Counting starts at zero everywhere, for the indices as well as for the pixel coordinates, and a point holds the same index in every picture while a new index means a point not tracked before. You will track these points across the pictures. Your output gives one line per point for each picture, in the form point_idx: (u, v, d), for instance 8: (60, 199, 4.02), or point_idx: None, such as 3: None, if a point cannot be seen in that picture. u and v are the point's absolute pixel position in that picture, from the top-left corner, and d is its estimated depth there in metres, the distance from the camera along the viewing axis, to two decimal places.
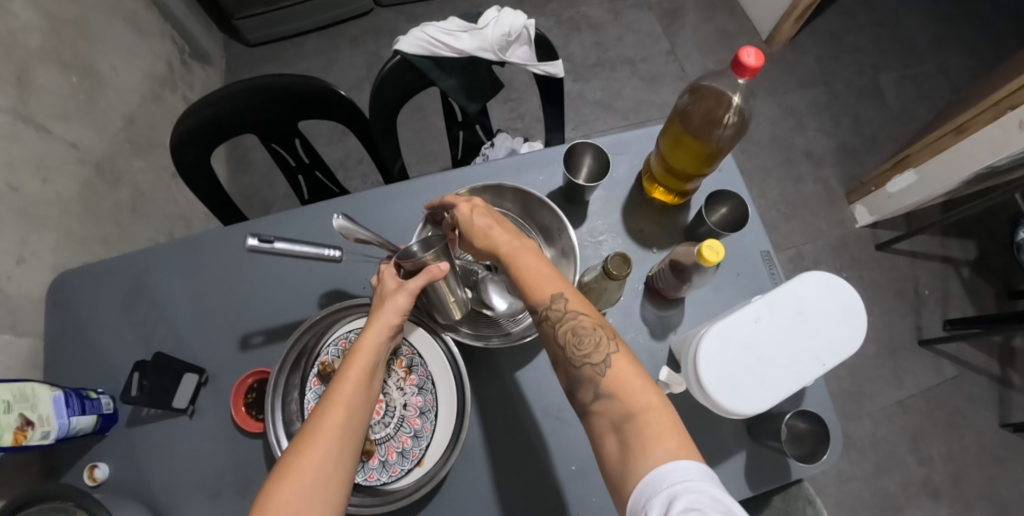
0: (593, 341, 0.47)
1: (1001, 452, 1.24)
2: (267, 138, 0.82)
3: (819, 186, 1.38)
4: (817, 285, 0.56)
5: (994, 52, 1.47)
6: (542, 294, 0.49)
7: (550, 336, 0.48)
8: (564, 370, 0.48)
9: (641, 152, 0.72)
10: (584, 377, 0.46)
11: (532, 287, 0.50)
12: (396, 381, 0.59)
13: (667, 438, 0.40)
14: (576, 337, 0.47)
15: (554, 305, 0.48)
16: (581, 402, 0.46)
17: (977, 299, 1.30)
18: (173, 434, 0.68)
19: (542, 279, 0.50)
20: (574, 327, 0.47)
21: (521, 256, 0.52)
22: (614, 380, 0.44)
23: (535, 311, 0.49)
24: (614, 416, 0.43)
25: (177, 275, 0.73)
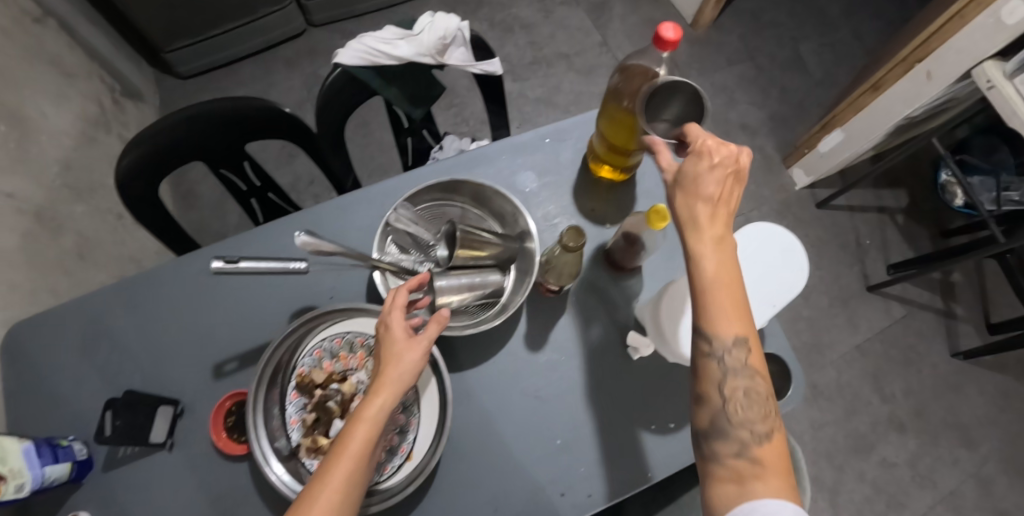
0: (756, 412, 0.46)
1: (953, 379, 1.34)
2: (215, 165, 0.82)
3: (756, 154, 1.45)
4: (758, 234, 0.60)
5: (897, 15, 1.59)
6: (728, 333, 0.47)
7: (713, 378, 0.48)
8: (710, 410, 0.48)
9: (583, 137, 0.76)
10: (730, 427, 0.46)
11: (722, 321, 0.47)
12: None
13: (788, 496, 0.42)
14: (745, 397, 0.47)
15: (733, 352, 0.47)
16: (712, 442, 0.47)
17: (914, 242, 1.40)
18: (153, 472, 0.67)
19: (736, 315, 0.47)
20: (745, 386, 0.47)
21: (722, 270, 0.47)
22: (764, 448, 0.45)
23: (708, 343, 0.48)
24: (743, 474, 0.44)
25: (140, 311, 0.72)
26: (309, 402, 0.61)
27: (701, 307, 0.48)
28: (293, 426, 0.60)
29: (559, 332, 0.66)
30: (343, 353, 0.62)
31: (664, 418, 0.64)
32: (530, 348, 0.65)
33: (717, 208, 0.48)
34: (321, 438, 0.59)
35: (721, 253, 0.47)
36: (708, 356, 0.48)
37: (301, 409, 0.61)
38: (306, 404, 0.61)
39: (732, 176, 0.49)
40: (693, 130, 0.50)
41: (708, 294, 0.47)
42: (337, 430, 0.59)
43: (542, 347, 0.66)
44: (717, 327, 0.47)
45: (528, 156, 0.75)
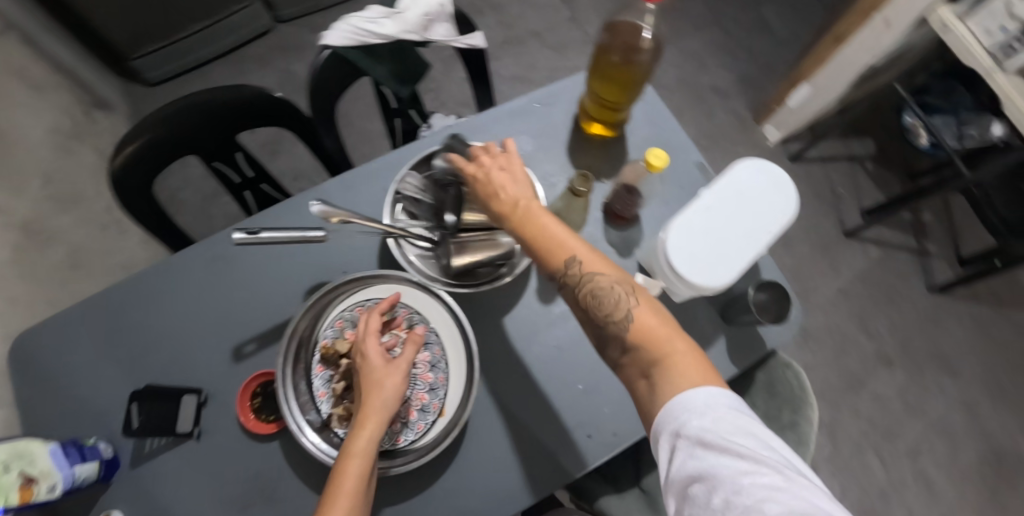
0: (614, 300, 0.51)
1: (931, 312, 1.41)
2: (209, 158, 0.82)
3: (730, 115, 1.50)
4: (748, 169, 0.65)
5: None
6: (561, 261, 0.53)
7: (575, 301, 0.53)
8: (591, 330, 0.53)
9: (572, 99, 0.78)
10: (609, 332, 0.51)
11: (551, 255, 0.53)
12: None
13: (692, 373, 0.46)
14: (597, 298, 0.51)
15: (571, 269, 0.52)
16: (612, 359, 0.52)
17: (885, 187, 1.46)
18: (183, 462, 0.67)
19: (557, 241, 0.54)
20: (595, 292, 0.51)
21: (528, 215, 0.55)
22: (638, 331, 0.49)
23: (556, 278, 0.53)
24: (641, 366, 0.48)
25: (149, 306, 0.72)
26: (335, 372, 0.62)
27: (535, 254, 0.55)
28: (323, 398, 0.61)
29: None
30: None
31: None
32: (543, 301, 0.68)
33: (497, 179, 0.57)
34: (351, 404, 0.60)
35: (525, 201, 0.56)
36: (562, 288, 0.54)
37: (328, 381, 0.62)
38: (333, 375, 0.62)
39: (503, 165, 0.58)
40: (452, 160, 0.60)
41: (530, 240, 0.54)
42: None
43: (555, 299, 0.68)
44: (551, 262, 0.53)
45: (520, 121, 0.77)
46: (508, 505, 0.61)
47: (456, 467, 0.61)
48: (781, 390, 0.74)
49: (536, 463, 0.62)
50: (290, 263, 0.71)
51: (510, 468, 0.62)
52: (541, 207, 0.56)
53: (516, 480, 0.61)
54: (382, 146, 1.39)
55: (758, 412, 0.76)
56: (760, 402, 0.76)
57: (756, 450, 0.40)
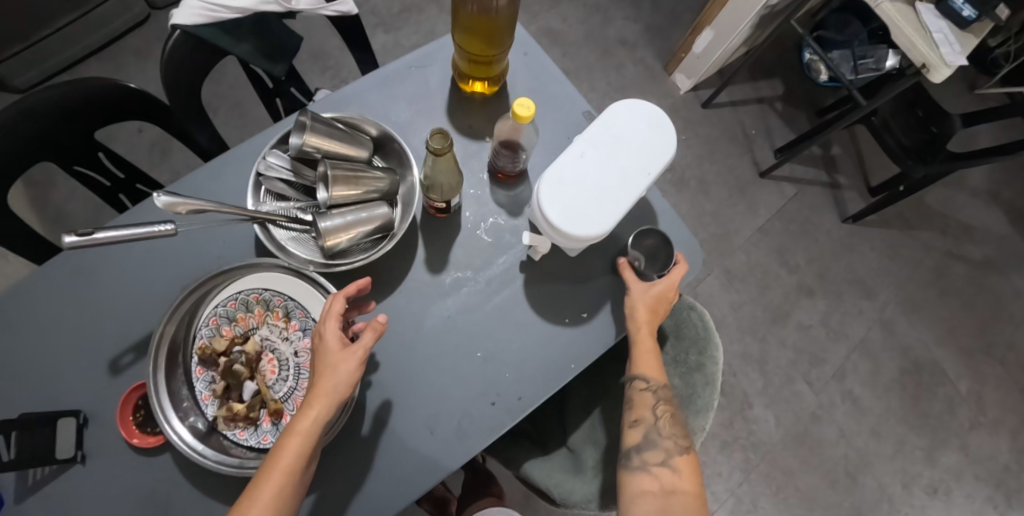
0: (676, 438, 0.65)
1: (845, 240, 1.48)
2: (66, 163, 0.74)
3: (639, 66, 1.50)
4: (619, 115, 0.65)
5: None
6: (657, 377, 0.66)
7: (648, 405, 0.65)
8: (643, 428, 0.65)
9: (445, 59, 0.75)
10: (659, 447, 0.64)
11: (653, 369, 0.65)
12: (279, 333, 0.60)
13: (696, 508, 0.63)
14: (669, 419, 0.65)
15: (658, 392, 0.66)
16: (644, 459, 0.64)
17: (793, 124, 1.51)
18: (69, 488, 0.63)
19: (660, 372, 0.66)
20: (669, 414, 0.65)
21: (651, 338, 0.66)
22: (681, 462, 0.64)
23: (639, 380, 0.66)
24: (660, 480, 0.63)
25: (8, 330, 0.66)
26: (216, 373, 0.59)
27: (636, 357, 0.66)
28: (206, 401, 0.58)
29: (459, 250, 0.67)
30: (241, 315, 0.60)
31: (577, 309, 0.68)
32: (433, 272, 0.66)
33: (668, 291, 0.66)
34: (236, 404, 0.57)
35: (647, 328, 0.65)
36: (642, 390, 0.66)
37: (209, 383, 0.58)
38: (214, 376, 0.59)
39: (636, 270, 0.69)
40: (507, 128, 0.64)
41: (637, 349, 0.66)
42: (251, 392, 0.58)
43: (445, 268, 0.66)
44: (645, 366, 0.65)
45: (393, 89, 0.73)
46: (422, 483, 0.60)
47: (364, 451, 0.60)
48: (686, 333, 0.76)
49: (442, 436, 0.61)
50: (161, 267, 0.66)
51: (416, 444, 0.61)
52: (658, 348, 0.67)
53: (422, 456, 0.61)
54: None
55: (666, 357, 0.77)
56: (668, 347, 0.77)
57: None
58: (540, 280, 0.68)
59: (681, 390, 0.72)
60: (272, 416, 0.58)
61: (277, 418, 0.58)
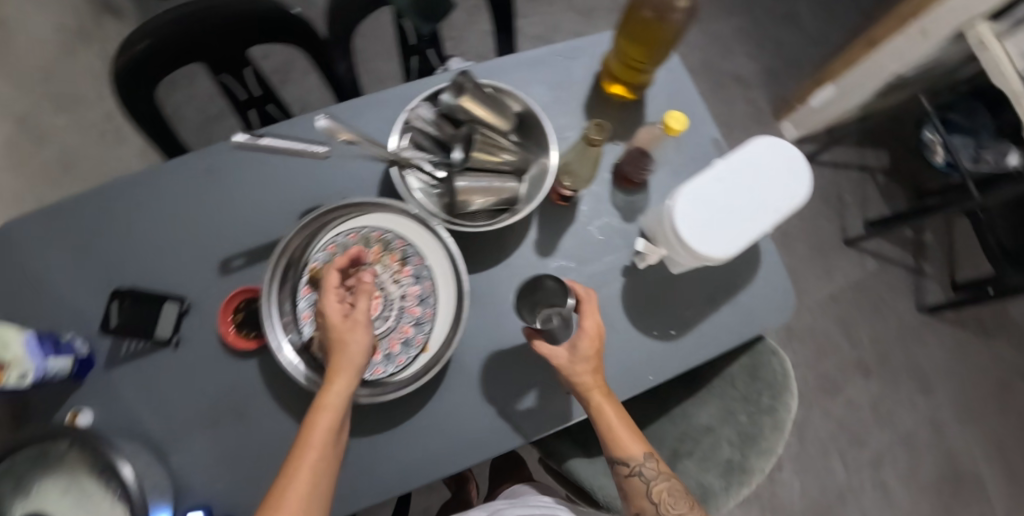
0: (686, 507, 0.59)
1: (916, 329, 1.42)
2: (216, 68, 0.80)
3: (749, 106, 1.48)
4: (764, 149, 0.64)
5: None
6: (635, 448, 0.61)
7: (644, 490, 0.61)
8: None
9: (595, 57, 0.77)
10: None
11: (630, 443, 0.61)
12: (390, 274, 0.61)
13: None
14: (669, 495, 0.60)
15: (646, 462, 0.61)
16: None
17: (890, 199, 1.46)
18: (159, 367, 0.66)
19: (634, 440, 0.61)
20: (669, 488, 0.60)
21: (608, 407, 0.61)
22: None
23: (624, 463, 0.61)
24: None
25: (139, 209, 0.70)
26: None
27: (607, 439, 0.61)
28: (306, 320, 0.60)
29: (570, 239, 0.70)
30: (357, 248, 0.62)
31: (666, 325, 0.70)
32: (541, 255, 0.68)
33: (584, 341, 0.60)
34: None
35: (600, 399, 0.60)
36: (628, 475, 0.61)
37: (312, 305, 0.61)
38: (318, 299, 0.61)
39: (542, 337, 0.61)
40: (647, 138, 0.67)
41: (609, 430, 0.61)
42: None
43: (553, 254, 0.69)
44: (623, 445, 0.61)
45: (540, 71, 0.76)
46: (487, 450, 0.61)
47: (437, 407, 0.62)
48: (763, 375, 0.74)
49: (515, 411, 0.62)
50: (284, 185, 0.69)
51: (489, 413, 0.62)
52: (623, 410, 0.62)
53: (494, 425, 0.62)
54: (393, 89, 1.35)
55: (737, 393, 0.76)
56: (740, 384, 0.76)
57: None
58: (636, 287, 0.70)
59: (746, 427, 0.72)
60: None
61: (370, 354, 0.59)
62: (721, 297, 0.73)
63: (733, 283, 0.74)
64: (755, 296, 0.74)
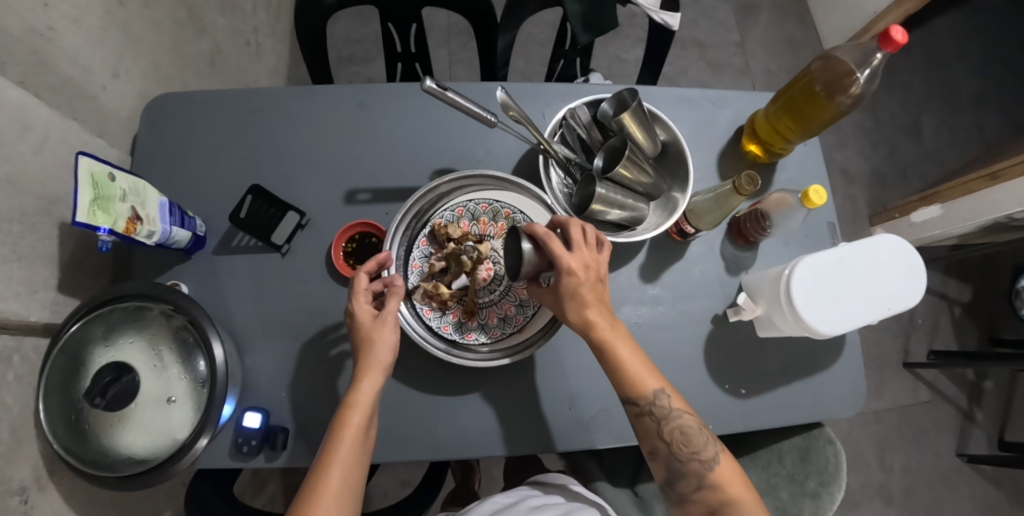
0: (700, 441, 0.57)
1: (952, 475, 1.36)
2: (385, 16, 0.85)
3: (846, 201, 1.48)
4: (892, 247, 0.63)
5: None
6: (649, 390, 0.57)
7: (657, 430, 0.57)
8: (665, 460, 0.57)
9: (741, 111, 0.80)
10: (687, 470, 0.56)
11: (642, 381, 0.57)
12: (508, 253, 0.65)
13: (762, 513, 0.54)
14: (682, 433, 0.57)
15: (660, 401, 0.57)
16: (682, 489, 0.57)
17: (961, 335, 1.42)
18: (262, 268, 0.71)
19: (646, 377, 0.57)
20: (682, 427, 0.57)
21: (616, 342, 0.57)
22: (717, 475, 0.56)
23: (637, 404, 0.57)
24: (711, 503, 0.55)
25: (287, 120, 0.74)
26: (436, 251, 0.65)
27: (619, 378, 0.57)
28: (415, 268, 0.64)
29: (671, 274, 0.72)
30: (484, 219, 0.65)
31: (738, 383, 0.70)
32: (643, 279, 0.71)
33: (580, 266, 0.56)
34: (443, 286, 0.62)
35: (608, 331, 0.57)
36: (641, 415, 0.57)
37: (425, 256, 0.65)
38: (432, 253, 0.65)
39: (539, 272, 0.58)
40: (775, 205, 0.67)
41: (617, 366, 0.57)
42: (460, 284, 0.63)
43: (654, 281, 0.71)
44: (637, 387, 0.57)
45: (687, 111, 0.80)
46: (541, 441, 0.65)
47: (505, 385, 0.66)
48: (814, 460, 0.72)
49: (577, 415, 0.66)
50: (426, 140, 0.72)
51: (551, 409, 0.66)
52: (627, 335, 0.59)
53: (554, 421, 0.65)
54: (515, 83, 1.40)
55: (783, 469, 0.75)
56: (788, 461, 0.75)
57: None
58: (720, 338, 0.71)
59: (785, 505, 0.72)
60: (462, 313, 0.63)
61: (466, 319, 0.63)
62: (798, 371, 0.72)
63: (803, 362, 0.72)
64: (830, 381, 0.72)
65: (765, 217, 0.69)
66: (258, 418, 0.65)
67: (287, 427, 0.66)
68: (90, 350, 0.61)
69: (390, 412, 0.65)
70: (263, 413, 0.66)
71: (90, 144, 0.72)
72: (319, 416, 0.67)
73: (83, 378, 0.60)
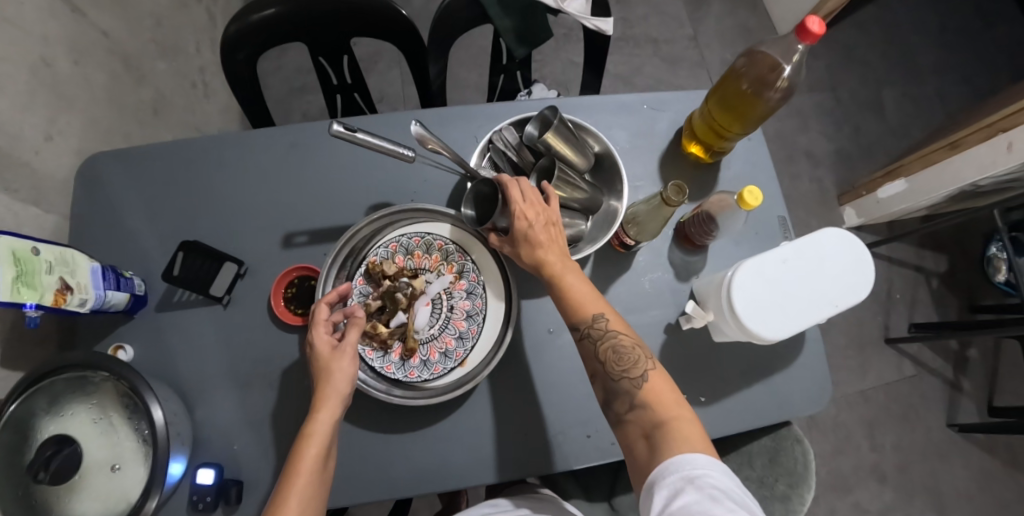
0: (632, 359, 0.55)
1: (945, 447, 1.35)
2: (316, 51, 0.84)
3: (814, 184, 1.48)
4: (835, 242, 0.62)
5: (998, 82, 1.53)
6: (587, 313, 0.57)
7: (592, 352, 0.57)
8: (602, 382, 0.56)
9: (681, 112, 0.80)
10: (620, 388, 0.55)
11: (581, 304, 0.58)
12: (445, 284, 0.65)
13: (692, 439, 0.49)
14: (615, 354, 0.55)
15: (597, 323, 0.57)
16: (617, 413, 0.55)
17: (940, 306, 1.41)
18: (207, 321, 0.70)
19: (586, 300, 0.58)
20: (614, 345, 0.55)
21: (567, 275, 0.59)
22: (648, 391, 0.53)
23: (578, 327, 0.58)
24: (645, 426, 0.52)
25: (221, 168, 0.73)
26: (374, 289, 0.64)
27: (563, 303, 0.59)
28: None
29: (618, 287, 0.71)
30: (418, 253, 0.66)
31: (696, 391, 0.69)
32: None
33: (530, 213, 0.59)
34: (380, 325, 0.62)
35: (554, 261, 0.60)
36: (580, 335, 0.58)
37: (364, 296, 0.64)
38: (370, 292, 0.64)
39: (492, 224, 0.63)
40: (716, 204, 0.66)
41: (560, 292, 0.59)
42: (398, 322, 0.62)
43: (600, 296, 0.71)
44: (578, 312, 0.58)
45: (626, 118, 0.79)
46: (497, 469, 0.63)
47: (459, 416, 0.65)
48: (783, 461, 0.73)
49: (532, 440, 0.64)
50: (361, 177, 0.72)
51: (507, 437, 0.64)
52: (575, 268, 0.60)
53: (509, 449, 0.64)
54: (472, 98, 1.40)
55: (752, 473, 0.74)
56: (758, 465, 0.74)
57: (726, 484, 0.45)
58: (673, 346, 0.70)
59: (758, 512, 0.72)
60: (403, 352, 0.63)
61: (408, 357, 0.63)
62: (757, 373, 0.71)
63: (760, 364, 0.71)
64: (789, 380, 0.71)
65: (709, 218, 0.68)
66: (211, 474, 0.64)
67: (241, 480, 0.65)
68: (35, 424, 0.59)
69: (343, 456, 0.64)
70: (217, 468, 0.64)
71: (23, 213, 0.71)
72: (273, 466, 0.66)
73: (27, 450, 0.58)
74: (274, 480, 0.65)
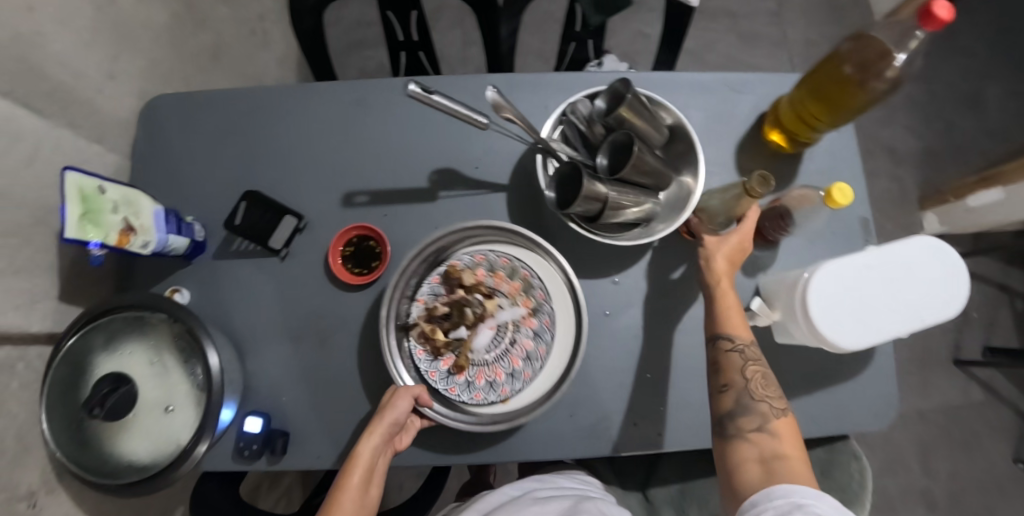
0: (773, 391, 0.57)
1: (1008, 482, 1.25)
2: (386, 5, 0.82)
3: (893, 184, 1.36)
4: (924, 248, 0.56)
5: None
6: (745, 334, 0.58)
7: (739, 366, 0.57)
8: (734, 394, 0.57)
9: (765, 95, 0.73)
10: (755, 408, 0.56)
11: (739, 326, 0.58)
12: (516, 316, 0.62)
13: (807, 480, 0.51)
14: (762, 379, 0.57)
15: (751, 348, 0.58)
16: (738, 428, 0.55)
17: (1023, 331, 1.29)
18: (260, 271, 0.70)
19: (744, 324, 0.59)
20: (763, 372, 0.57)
21: (728, 294, 0.60)
22: (780, 426, 0.55)
23: (728, 342, 0.58)
24: (764, 451, 0.54)
25: (282, 119, 0.73)
26: (445, 292, 0.63)
27: (719, 313, 0.59)
28: (419, 303, 0.63)
29: (683, 276, 0.67)
30: (501, 273, 0.64)
31: None
32: (651, 283, 0.67)
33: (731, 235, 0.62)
34: (440, 333, 0.61)
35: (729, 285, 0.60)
36: (730, 351, 0.58)
37: (433, 295, 0.63)
38: (440, 293, 0.63)
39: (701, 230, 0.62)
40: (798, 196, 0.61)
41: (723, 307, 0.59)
42: (457, 335, 0.61)
43: (662, 284, 0.67)
44: (735, 329, 0.58)
45: (706, 97, 0.73)
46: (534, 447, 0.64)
47: None
48: (837, 476, 0.69)
49: None
50: (424, 139, 0.70)
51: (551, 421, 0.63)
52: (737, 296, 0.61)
53: None
54: (534, 66, 1.35)
55: None
56: (808, 476, 0.71)
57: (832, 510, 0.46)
58: None
59: None
60: (453, 365, 0.61)
61: (455, 372, 0.61)
62: (823, 382, 0.66)
63: (830, 374, 0.66)
64: (860, 394, 0.66)
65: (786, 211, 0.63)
66: (259, 422, 0.65)
67: (287, 431, 0.66)
68: (92, 360, 0.61)
69: None
70: (264, 418, 0.66)
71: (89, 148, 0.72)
72: (316, 423, 0.66)
73: (83, 386, 0.61)
74: (316, 436, 0.66)
